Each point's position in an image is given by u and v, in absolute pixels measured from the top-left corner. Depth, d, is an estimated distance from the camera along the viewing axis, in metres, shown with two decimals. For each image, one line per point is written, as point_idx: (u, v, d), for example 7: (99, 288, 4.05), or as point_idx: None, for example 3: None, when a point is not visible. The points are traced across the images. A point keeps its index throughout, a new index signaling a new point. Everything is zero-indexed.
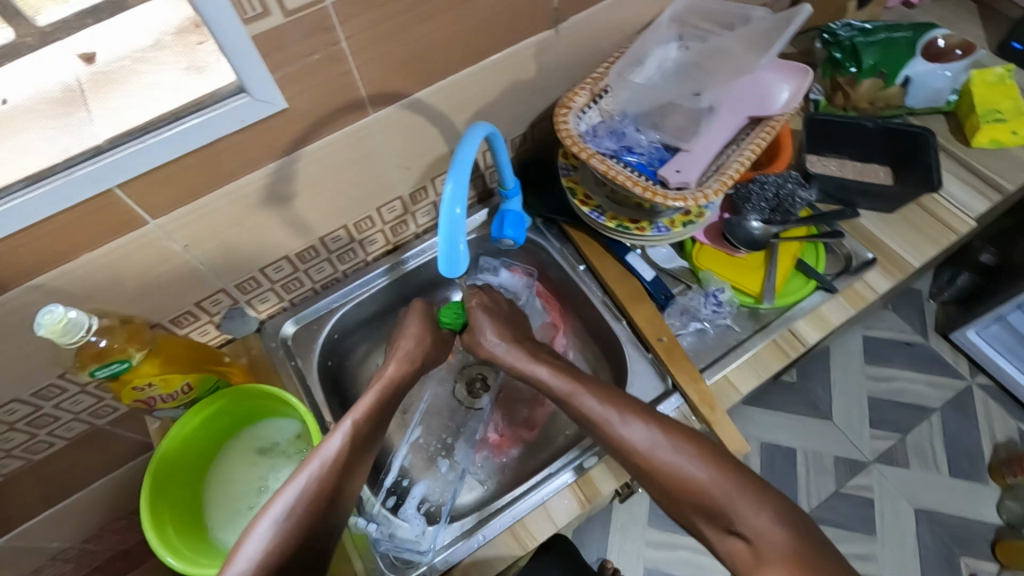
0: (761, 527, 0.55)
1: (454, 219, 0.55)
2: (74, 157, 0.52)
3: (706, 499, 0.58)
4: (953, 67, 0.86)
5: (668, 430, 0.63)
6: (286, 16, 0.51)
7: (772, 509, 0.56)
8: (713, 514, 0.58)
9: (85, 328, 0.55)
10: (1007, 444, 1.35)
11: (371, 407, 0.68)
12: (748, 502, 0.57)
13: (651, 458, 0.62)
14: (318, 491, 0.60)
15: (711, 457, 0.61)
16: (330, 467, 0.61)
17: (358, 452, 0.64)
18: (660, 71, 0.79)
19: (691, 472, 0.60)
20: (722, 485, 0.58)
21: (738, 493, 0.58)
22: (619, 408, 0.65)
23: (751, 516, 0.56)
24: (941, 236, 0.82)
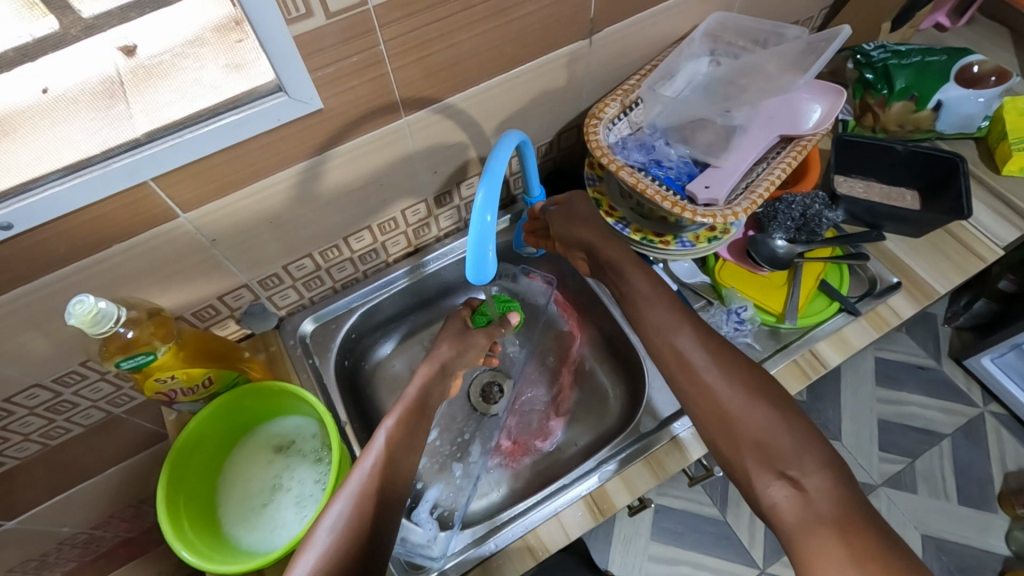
0: (816, 484, 0.56)
1: (484, 228, 0.53)
2: (112, 149, 0.53)
3: (772, 445, 0.59)
4: (987, 93, 0.84)
5: (753, 381, 0.63)
6: (328, 18, 0.52)
7: (828, 470, 0.57)
8: (768, 462, 0.58)
9: (114, 319, 0.56)
10: (1018, 474, 1.33)
11: (412, 400, 0.70)
12: (810, 459, 0.57)
13: (726, 404, 0.62)
14: (378, 481, 0.61)
15: (789, 413, 0.60)
16: (374, 474, 0.61)
17: (400, 456, 0.64)
18: (691, 87, 0.79)
19: (764, 421, 0.60)
20: (789, 436, 0.59)
21: (799, 450, 0.58)
22: (714, 357, 0.64)
23: (812, 472, 0.57)
24: (968, 263, 0.81)
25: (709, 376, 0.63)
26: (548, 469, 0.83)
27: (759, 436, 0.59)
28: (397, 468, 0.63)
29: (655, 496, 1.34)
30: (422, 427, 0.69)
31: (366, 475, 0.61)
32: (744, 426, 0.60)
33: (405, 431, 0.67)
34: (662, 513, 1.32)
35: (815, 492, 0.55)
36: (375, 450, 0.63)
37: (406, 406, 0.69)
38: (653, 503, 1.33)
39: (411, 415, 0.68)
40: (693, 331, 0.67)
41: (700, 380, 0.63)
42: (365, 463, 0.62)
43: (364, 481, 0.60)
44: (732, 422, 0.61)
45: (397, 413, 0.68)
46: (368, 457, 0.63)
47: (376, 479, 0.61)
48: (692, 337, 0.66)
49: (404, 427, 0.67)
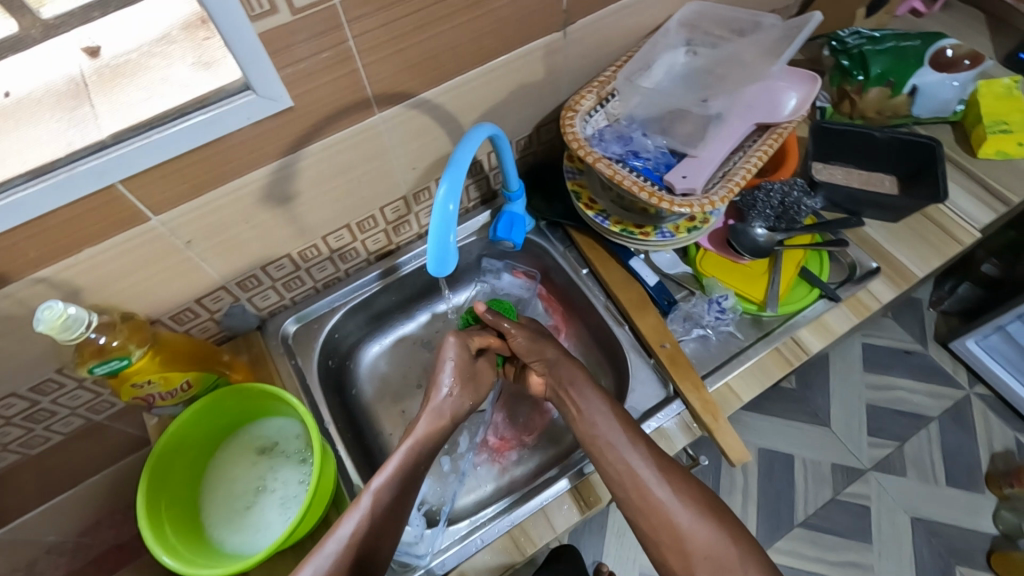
0: None
1: (447, 217, 0.56)
2: (78, 151, 0.52)
3: (718, 558, 0.60)
4: (961, 77, 0.85)
5: (698, 491, 0.64)
6: (294, 13, 0.51)
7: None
8: None
9: (85, 323, 0.55)
10: (1004, 455, 1.35)
11: (404, 462, 0.66)
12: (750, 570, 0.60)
13: (676, 519, 0.62)
14: (353, 556, 0.59)
15: (726, 518, 0.63)
16: (348, 547, 0.59)
17: (383, 523, 0.62)
18: (669, 77, 0.78)
19: (711, 534, 0.61)
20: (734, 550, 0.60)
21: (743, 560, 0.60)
22: (664, 470, 0.64)
23: None
24: (946, 247, 0.82)
25: (658, 492, 0.63)
26: (537, 462, 0.83)
27: (713, 554, 0.60)
28: (378, 538, 0.61)
29: None
30: (410, 491, 0.65)
31: (342, 544, 0.59)
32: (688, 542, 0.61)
33: (393, 495, 0.64)
34: None
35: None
36: (360, 516, 0.61)
37: (398, 465, 0.66)
38: None
39: (398, 481, 0.64)
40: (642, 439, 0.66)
41: (649, 498, 0.63)
42: (339, 532, 0.60)
43: (335, 558, 0.58)
44: (687, 546, 0.61)
45: (386, 471, 0.65)
46: (348, 523, 0.61)
47: (351, 551, 0.59)
48: (640, 449, 0.65)
49: (392, 489, 0.64)
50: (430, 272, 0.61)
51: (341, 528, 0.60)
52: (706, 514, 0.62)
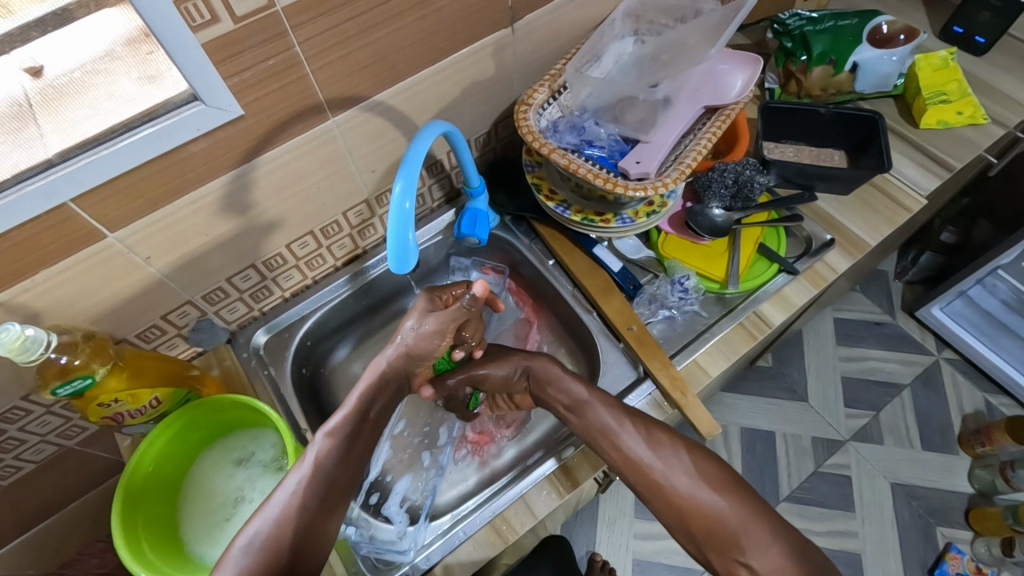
0: (772, 562, 0.57)
1: (403, 214, 0.57)
2: (25, 172, 0.51)
3: (726, 531, 0.59)
4: (899, 52, 0.88)
5: (714, 471, 0.63)
6: (236, 22, 0.51)
7: (782, 542, 0.58)
8: (725, 549, 0.59)
9: (44, 344, 0.55)
10: (975, 416, 1.39)
11: (355, 411, 0.66)
12: (761, 533, 0.59)
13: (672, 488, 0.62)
14: (302, 503, 0.58)
15: (741, 493, 0.62)
16: (296, 496, 0.58)
17: (335, 471, 0.61)
18: (618, 66, 0.80)
19: (725, 507, 0.60)
20: (737, 514, 0.60)
21: (752, 523, 0.59)
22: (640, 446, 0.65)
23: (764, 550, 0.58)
24: (895, 215, 0.85)
25: (665, 471, 0.63)
26: (516, 452, 0.85)
27: (726, 528, 0.59)
28: (329, 484, 0.60)
29: None
30: (360, 449, 0.65)
31: (290, 495, 0.59)
32: (686, 506, 0.61)
33: (340, 446, 0.63)
34: None
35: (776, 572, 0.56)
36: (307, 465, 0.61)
37: (343, 418, 0.65)
38: None
39: (347, 428, 0.64)
40: (642, 426, 0.66)
41: (653, 480, 0.63)
42: (286, 483, 0.60)
43: (280, 510, 0.57)
44: (700, 522, 0.60)
45: (332, 425, 0.64)
46: (295, 473, 0.60)
47: (301, 498, 0.58)
48: (639, 435, 0.65)
49: (340, 438, 0.63)
50: (392, 269, 0.61)
51: (288, 479, 0.60)
52: (721, 489, 0.62)
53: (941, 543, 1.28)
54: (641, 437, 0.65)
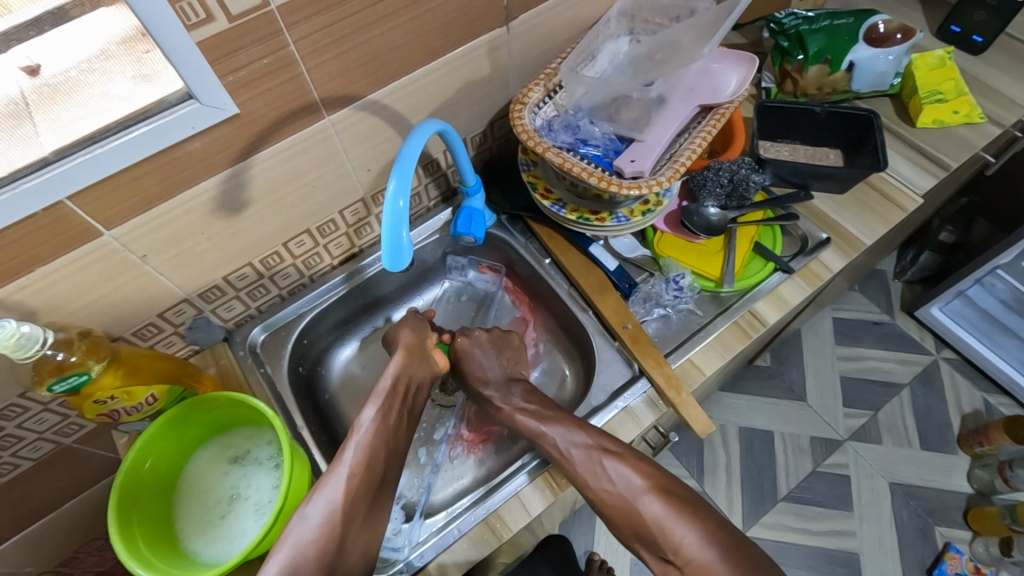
0: (688, 553, 0.64)
1: (397, 212, 0.57)
2: (20, 170, 0.52)
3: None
4: (895, 51, 0.88)
5: (637, 471, 0.69)
6: (231, 22, 0.52)
7: (697, 531, 0.65)
8: (651, 543, 0.67)
9: (40, 341, 0.55)
10: (973, 415, 1.39)
11: (389, 388, 0.74)
12: (677, 528, 0.66)
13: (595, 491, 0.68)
14: (363, 467, 0.68)
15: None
16: (352, 464, 0.68)
17: (380, 448, 0.70)
18: (613, 65, 0.81)
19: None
20: (654, 514, 0.67)
21: (669, 519, 0.67)
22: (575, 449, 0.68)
23: (683, 541, 0.65)
24: (891, 214, 0.85)
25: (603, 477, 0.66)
26: (512, 451, 0.84)
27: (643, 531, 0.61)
28: (377, 453, 0.70)
29: None
30: (399, 427, 0.74)
31: (349, 461, 0.68)
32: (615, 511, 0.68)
33: (380, 420, 0.72)
34: None
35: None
36: (358, 444, 0.69)
37: (381, 396, 0.73)
38: None
39: (385, 403, 0.73)
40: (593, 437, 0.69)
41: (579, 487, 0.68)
42: (342, 459, 0.68)
43: (342, 484, 0.66)
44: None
45: (376, 402, 0.73)
46: (347, 451, 0.69)
47: (359, 471, 0.67)
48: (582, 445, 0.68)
49: (385, 418, 0.72)
50: (387, 268, 0.62)
51: (342, 456, 0.68)
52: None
53: (939, 543, 1.28)
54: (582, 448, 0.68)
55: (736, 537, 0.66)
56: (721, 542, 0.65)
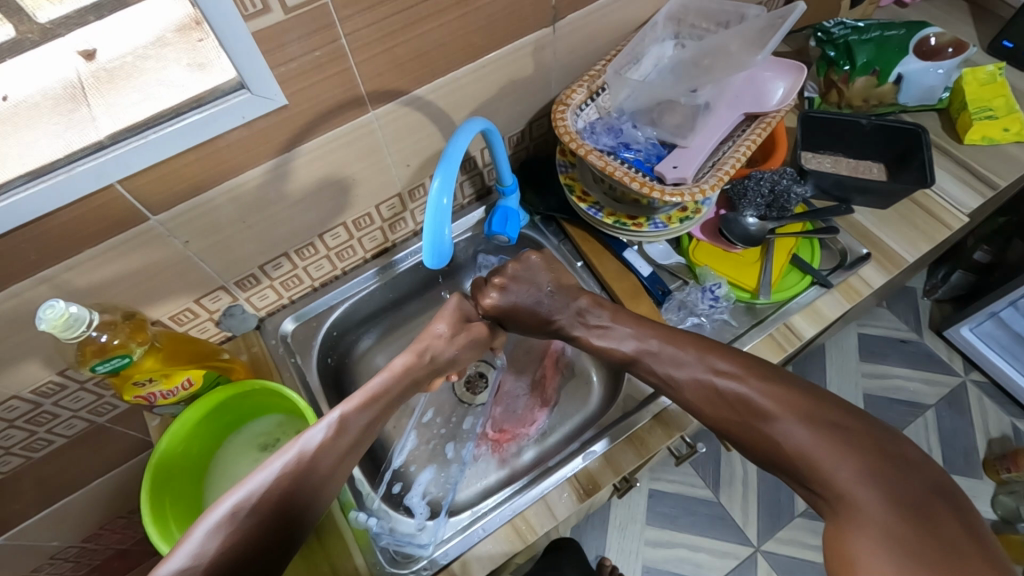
0: (843, 483, 0.52)
1: (441, 209, 0.57)
2: (77, 152, 0.53)
3: (791, 453, 0.56)
4: (946, 65, 0.86)
5: (742, 381, 0.62)
6: (287, 13, 0.52)
7: (856, 460, 0.53)
8: (795, 475, 0.56)
9: (86, 322, 0.56)
10: (1001, 440, 1.36)
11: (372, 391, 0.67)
12: (829, 453, 0.54)
13: (709, 401, 0.63)
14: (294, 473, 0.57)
15: (811, 413, 0.57)
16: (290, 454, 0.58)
17: (329, 457, 0.60)
18: (657, 70, 0.79)
19: (797, 436, 0.56)
20: (784, 422, 0.58)
21: (814, 442, 0.55)
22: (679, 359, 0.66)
23: (835, 471, 0.53)
24: (935, 232, 0.83)
25: (755, 417, 0.59)
26: (536, 453, 0.85)
27: (794, 461, 0.56)
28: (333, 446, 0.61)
29: (648, 480, 1.36)
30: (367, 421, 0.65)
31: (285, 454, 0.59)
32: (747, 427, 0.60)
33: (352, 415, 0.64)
34: (656, 497, 1.34)
35: (850, 503, 0.52)
36: (296, 455, 0.58)
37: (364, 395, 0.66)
38: (648, 488, 1.36)
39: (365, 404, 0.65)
40: (724, 363, 0.64)
41: (696, 396, 0.64)
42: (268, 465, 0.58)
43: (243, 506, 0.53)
44: (773, 455, 0.58)
45: (352, 401, 0.65)
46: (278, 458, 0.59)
47: (263, 501, 0.54)
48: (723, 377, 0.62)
49: (358, 416, 0.64)
50: (427, 263, 0.62)
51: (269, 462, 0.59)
52: (802, 417, 0.57)
53: None
54: (722, 377, 0.62)
55: (913, 470, 0.52)
56: (883, 460, 0.53)
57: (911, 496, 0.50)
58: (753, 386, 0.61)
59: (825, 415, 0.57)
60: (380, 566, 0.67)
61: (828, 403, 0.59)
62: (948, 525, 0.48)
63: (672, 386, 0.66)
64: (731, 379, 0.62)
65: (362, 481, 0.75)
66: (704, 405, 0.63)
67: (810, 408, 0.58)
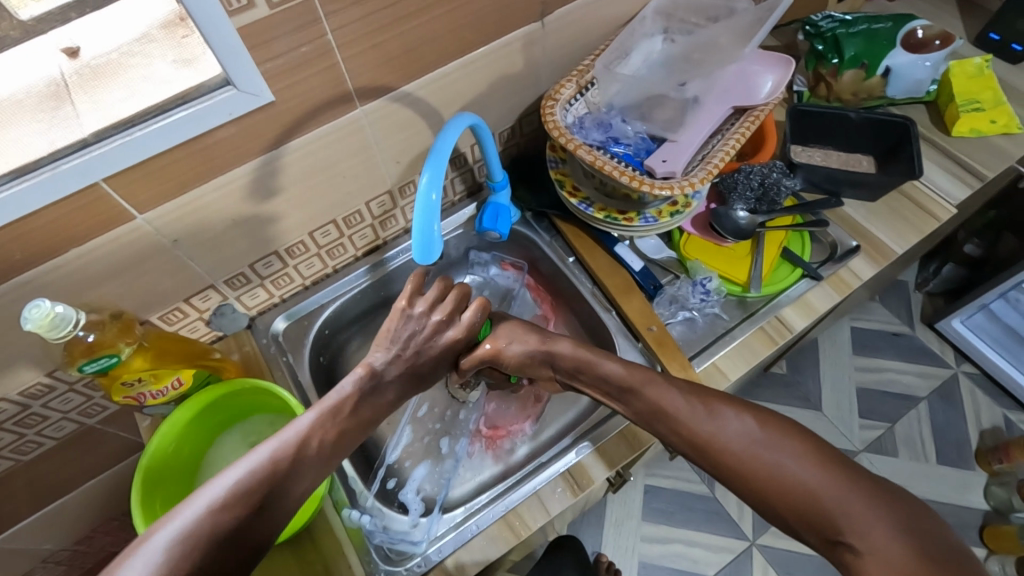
0: (877, 542, 0.50)
1: (430, 205, 0.57)
2: (60, 151, 0.52)
3: (817, 507, 0.54)
4: (933, 57, 0.86)
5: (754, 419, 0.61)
6: (271, 8, 0.51)
7: (890, 519, 0.51)
8: (816, 523, 0.54)
9: (73, 322, 0.55)
10: (993, 432, 1.37)
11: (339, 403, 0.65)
12: (862, 507, 0.52)
13: (726, 441, 0.60)
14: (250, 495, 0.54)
15: (830, 460, 0.56)
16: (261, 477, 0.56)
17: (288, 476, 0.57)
18: (647, 65, 0.78)
19: (816, 481, 0.55)
20: (803, 466, 0.56)
21: (849, 494, 0.53)
22: (693, 399, 0.63)
23: (869, 526, 0.51)
24: (923, 223, 0.84)
25: (770, 455, 0.58)
26: (530, 449, 0.85)
27: (822, 516, 0.53)
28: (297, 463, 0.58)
29: (643, 476, 1.37)
30: (331, 457, 0.62)
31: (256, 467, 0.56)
32: (771, 474, 0.57)
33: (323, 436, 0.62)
34: (652, 493, 1.35)
35: (884, 553, 0.49)
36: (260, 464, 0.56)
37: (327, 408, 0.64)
38: (643, 484, 1.36)
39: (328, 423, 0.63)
40: (746, 410, 0.62)
41: (703, 432, 0.61)
42: (225, 475, 0.55)
43: (207, 519, 0.51)
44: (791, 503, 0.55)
45: (316, 410, 0.64)
46: (236, 469, 0.56)
47: (218, 518, 0.51)
48: (751, 422, 0.61)
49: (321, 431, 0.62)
50: (416, 260, 0.62)
51: (228, 473, 0.55)
52: (822, 464, 0.56)
53: None
54: (728, 421, 0.61)
55: (941, 530, 0.51)
56: (913, 520, 0.51)
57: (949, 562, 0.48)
58: (768, 435, 0.59)
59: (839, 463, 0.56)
60: (374, 564, 0.67)
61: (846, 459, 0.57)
62: None
63: (702, 415, 0.62)
64: (743, 423, 0.60)
65: (355, 480, 0.75)
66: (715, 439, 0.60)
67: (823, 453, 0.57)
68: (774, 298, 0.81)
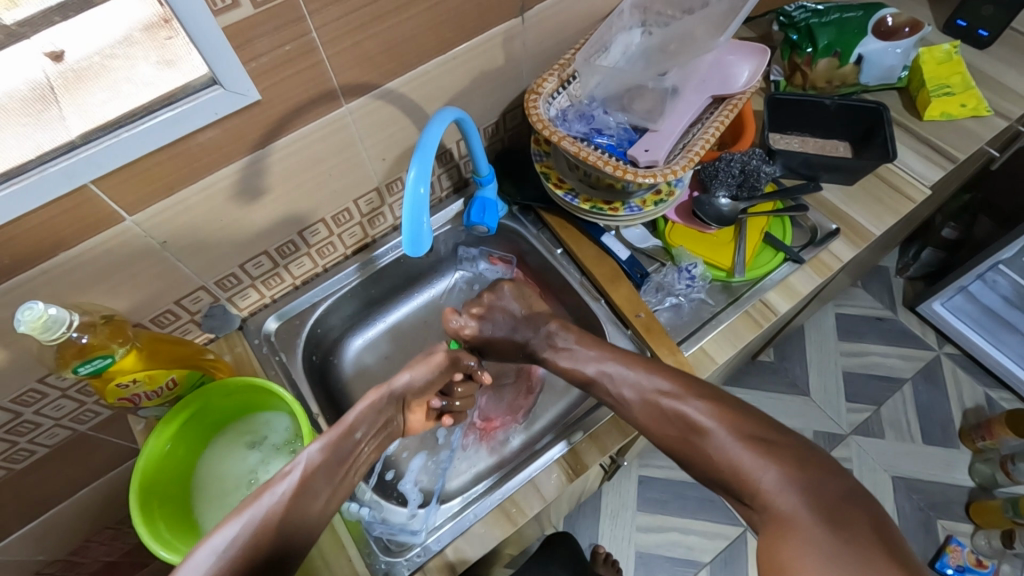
0: (771, 491, 0.57)
1: (418, 199, 0.58)
2: (48, 154, 0.53)
3: (725, 467, 0.61)
4: (904, 44, 0.89)
5: (672, 385, 0.67)
6: (255, 7, 0.52)
7: (780, 469, 0.58)
8: (729, 484, 0.61)
9: (66, 323, 0.56)
10: (975, 410, 1.40)
11: (348, 427, 0.67)
12: (759, 461, 0.59)
13: (654, 418, 0.67)
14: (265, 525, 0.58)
15: (740, 425, 0.63)
16: (277, 505, 0.59)
17: (307, 498, 0.61)
18: (626, 57, 0.81)
19: (727, 449, 0.61)
20: (712, 428, 0.63)
21: (753, 454, 0.60)
22: (631, 371, 0.70)
23: (765, 478, 0.58)
24: (899, 205, 0.86)
25: (690, 426, 0.65)
26: (524, 439, 0.86)
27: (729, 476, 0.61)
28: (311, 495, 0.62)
29: (637, 467, 1.38)
30: (338, 478, 0.65)
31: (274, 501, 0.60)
32: (688, 444, 0.64)
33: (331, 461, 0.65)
34: (645, 484, 1.36)
35: (774, 499, 0.56)
36: (275, 495, 0.60)
37: (338, 433, 0.66)
38: (637, 474, 1.38)
39: (340, 445, 0.66)
40: (673, 382, 0.68)
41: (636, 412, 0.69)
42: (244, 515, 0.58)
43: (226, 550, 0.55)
44: (709, 469, 0.63)
45: (326, 437, 0.66)
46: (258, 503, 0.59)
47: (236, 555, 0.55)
48: (671, 394, 0.67)
49: (330, 455, 0.65)
50: (407, 253, 0.62)
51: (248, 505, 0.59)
52: (735, 432, 0.62)
53: (941, 537, 1.29)
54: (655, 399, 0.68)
55: (831, 474, 0.57)
56: (808, 471, 0.57)
57: (836, 502, 0.54)
58: (690, 405, 0.66)
59: (752, 430, 0.62)
60: (374, 556, 0.68)
61: (762, 423, 0.64)
62: (855, 522, 0.52)
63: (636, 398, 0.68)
64: (673, 399, 0.66)
65: None
66: (651, 423, 0.68)
67: (741, 426, 0.63)
68: (757, 281, 0.83)
